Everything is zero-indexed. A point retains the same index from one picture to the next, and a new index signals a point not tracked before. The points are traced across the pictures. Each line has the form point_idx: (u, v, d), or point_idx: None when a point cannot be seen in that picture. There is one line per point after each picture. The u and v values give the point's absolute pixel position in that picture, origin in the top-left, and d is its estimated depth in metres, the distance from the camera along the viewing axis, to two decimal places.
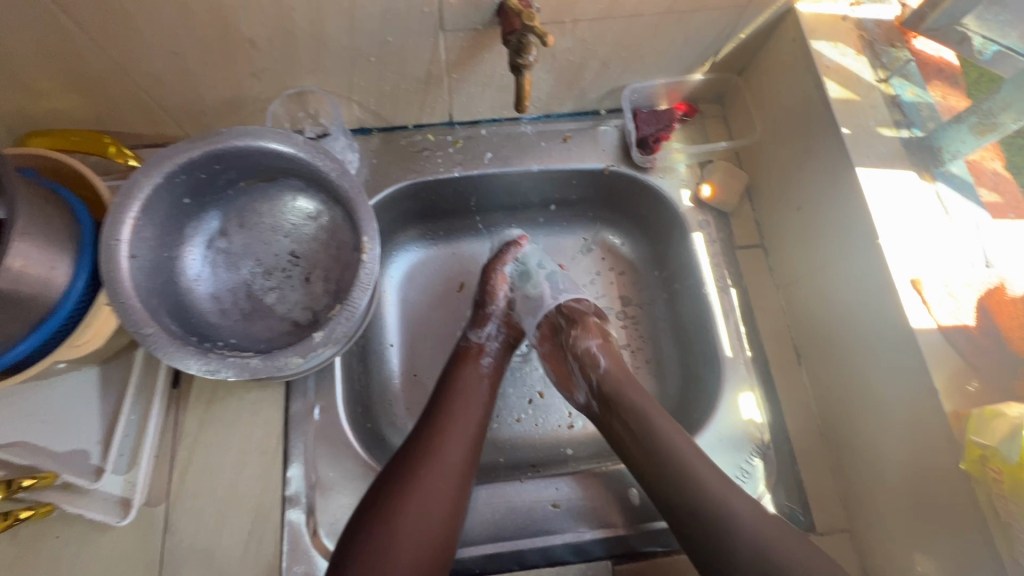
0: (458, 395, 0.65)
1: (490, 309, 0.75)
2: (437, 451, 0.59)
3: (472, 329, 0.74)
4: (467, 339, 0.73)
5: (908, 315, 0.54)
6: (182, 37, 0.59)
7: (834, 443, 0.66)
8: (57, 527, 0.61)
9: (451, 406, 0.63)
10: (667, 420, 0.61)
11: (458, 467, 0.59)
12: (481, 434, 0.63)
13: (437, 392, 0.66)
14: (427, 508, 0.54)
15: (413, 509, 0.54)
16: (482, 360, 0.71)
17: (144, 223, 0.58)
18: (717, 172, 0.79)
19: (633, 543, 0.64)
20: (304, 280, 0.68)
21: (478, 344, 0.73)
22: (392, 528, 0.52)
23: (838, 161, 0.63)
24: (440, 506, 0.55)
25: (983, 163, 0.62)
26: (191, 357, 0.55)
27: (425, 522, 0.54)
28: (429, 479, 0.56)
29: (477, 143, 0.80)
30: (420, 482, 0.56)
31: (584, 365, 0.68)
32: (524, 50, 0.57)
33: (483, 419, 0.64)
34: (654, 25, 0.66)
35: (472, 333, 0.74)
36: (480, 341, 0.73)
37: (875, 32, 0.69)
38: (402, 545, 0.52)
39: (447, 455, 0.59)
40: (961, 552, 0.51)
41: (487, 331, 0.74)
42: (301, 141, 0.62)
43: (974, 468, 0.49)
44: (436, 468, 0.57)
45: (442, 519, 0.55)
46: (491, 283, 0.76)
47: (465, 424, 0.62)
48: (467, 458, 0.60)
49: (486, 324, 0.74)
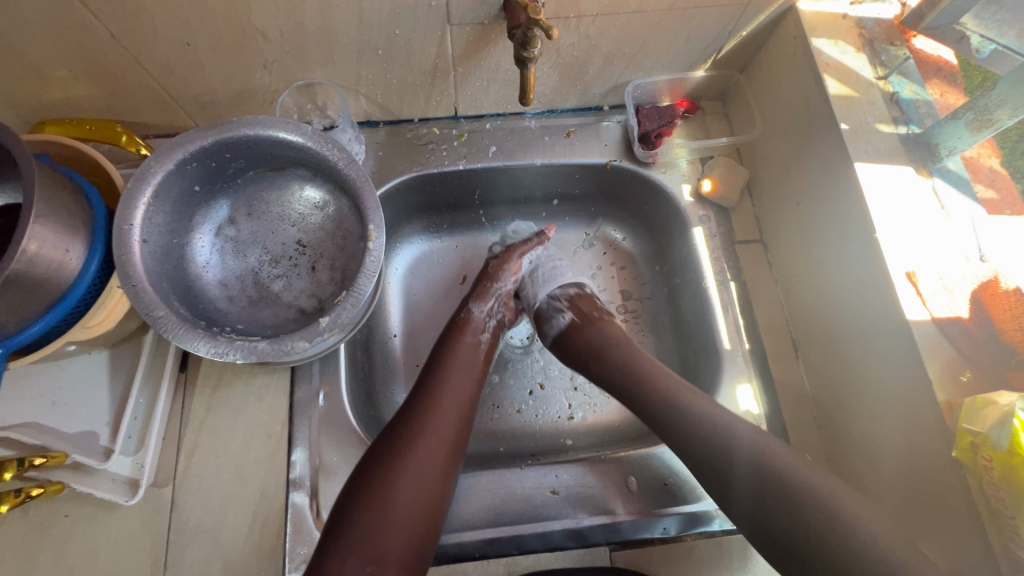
0: (454, 365, 0.66)
1: (494, 286, 0.76)
2: (431, 417, 0.59)
3: (475, 302, 0.74)
4: (468, 311, 0.73)
5: (903, 307, 0.55)
6: (195, 28, 0.60)
7: (830, 434, 0.67)
8: (66, 506, 0.62)
9: (445, 376, 0.64)
10: (669, 391, 0.61)
11: (452, 434, 0.60)
12: (474, 404, 0.64)
13: (431, 362, 0.67)
14: (422, 473, 0.55)
15: (409, 475, 0.55)
16: (481, 334, 0.71)
17: (155, 209, 0.59)
18: (718, 167, 0.80)
19: (630, 531, 0.65)
20: (310, 268, 0.69)
21: (479, 318, 0.73)
22: (389, 493, 0.53)
23: (837, 156, 0.64)
24: (435, 471, 0.56)
25: (980, 160, 0.63)
26: (200, 340, 0.56)
27: (420, 486, 0.55)
28: (425, 445, 0.57)
29: (481, 137, 0.82)
30: (416, 447, 0.57)
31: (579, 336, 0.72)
32: (529, 44, 0.58)
33: (476, 388, 0.65)
34: (658, 21, 0.67)
35: (475, 306, 0.74)
36: (481, 317, 0.73)
37: (875, 30, 0.70)
38: (398, 508, 0.53)
39: (442, 422, 0.60)
40: (952, 539, 0.51)
41: (489, 307, 0.74)
42: (310, 130, 0.64)
43: (965, 456, 0.49)
44: (431, 434, 0.58)
45: (437, 484, 0.56)
46: (505, 265, 0.78)
47: (459, 392, 0.63)
48: (460, 426, 0.61)
49: (488, 300, 0.75)
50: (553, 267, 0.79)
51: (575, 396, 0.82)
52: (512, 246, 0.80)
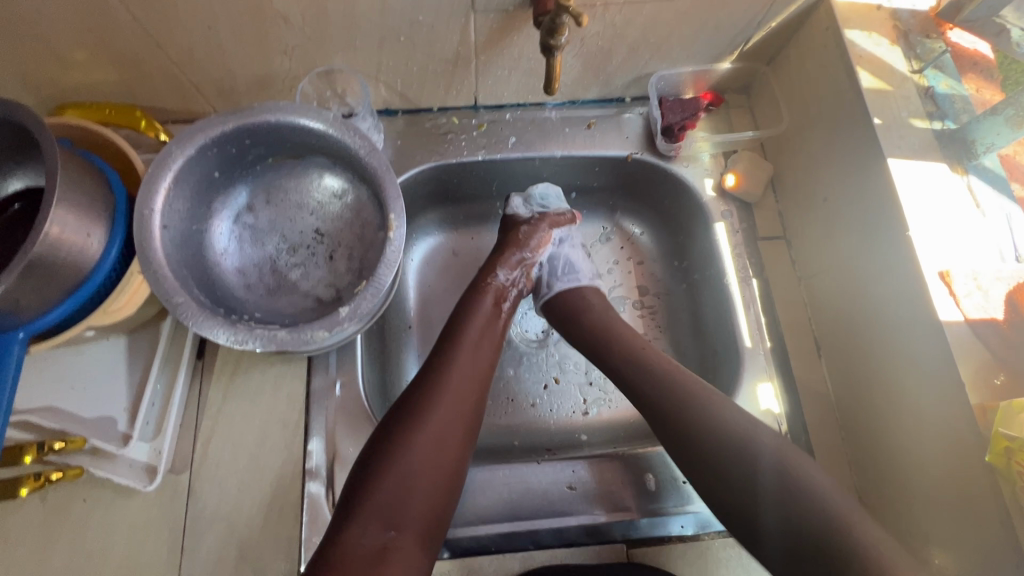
0: (469, 331, 0.65)
1: (522, 255, 0.75)
2: (447, 382, 0.59)
3: (500, 267, 0.74)
4: (494, 276, 0.73)
5: (936, 307, 0.54)
6: (216, 12, 0.59)
7: (852, 436, 0.66)
8: (85, 490, 0.62)
9: (462, 342, 0.63)
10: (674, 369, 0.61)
11: (469, 400, 0.59)
12: (490, 373, 0.63)
13: (448, 327, 0.66)
14: (439, 438, 0.55)
15: (425, 442, 0.54)
16: (503, 304, 0.71)
17: (175, 195, 0.59)
18: (741, 162, 0.79)
19: (647, 530, 0.64)
20: (328, 258, 0.69)
21: (502, 285, 0.72)
22: (406, 457, 0.52)
23: (868, 152, 0.62)
24: (452, 436, 0.56)
25: (1017, 158, 0.61)
26: (219, 327, 0.56)
27: (438, 451, 0.54)
28: (442, 409, 0.57)
29: (501, 127, 0.80)
30: (432, 412, 0.56)
31: (575, 298, 0.74)
32: (556, 31, 0.56)
33: (493, 356, 0.65)
34: (686, 10, 0.66)
35: (500, 272, 0.73)
36: (506, 285, 0.73)
37: (910, 22, 0.68)
38: (415, 473, 0.52)
39: (457, 387, 0.59)
40: (982, 545, 0.50)
41: (513, 276, 0.74)
42: (332, 117, 0.63)
43: (999, 461, 0.48)
44: (447, 398, 0.57)
45: (454, 450, 0.56)
46: (537, 235, 0.76)
47: (476, 359, 0.62)
48: (478, 391, 0.60)
49: (517, 268, 0.75)
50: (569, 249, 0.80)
51: (591, 392, 0.81)
52: (546, 214, 0.79)
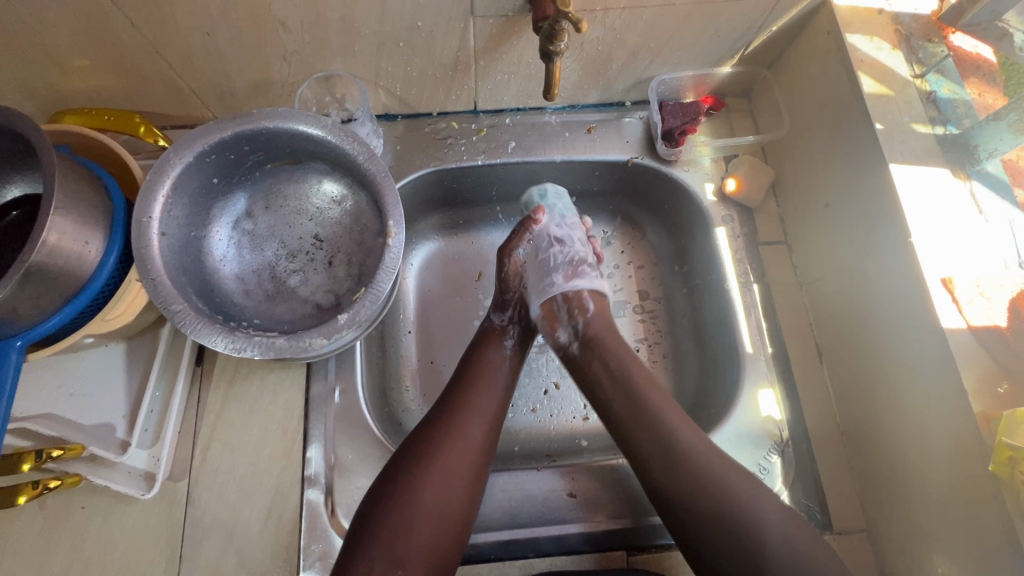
0: (481, 370, 0.65)
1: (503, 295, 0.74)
2: (459, 422, 0.59)
3: (494, 312, 0.74)
4: (489, 321, 0.73)
5: (938, 314, 0.54)
6: (215, 18, 0.59)
7: (854, 442, 0.65)
8: (83, 497, 0.62)
9: (476, 381, 0.64)
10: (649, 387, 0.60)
11: (481, 440, 0.59)
12: (503, 412, 0.63)
13: (462, 365, 0.67)
14: (448, 479, 0.55)
15: (435, 480, 0.54)
16: (504, 341, 0.70)
17: (174, 202, 0.59)
18: (742, 165, 0.78)
19: (647, 536, 0.64)
20: (326, 263, 0.69)
21: (500, 325, 0.72)
22: (415, 496, 0.53)
23: (870, 157, 0.62)
24: (462, 477, 0.56)
25: (1019, 163, 0.61)
26: (218, 335, 0.55)
27: (447, 492, 0.54)
28: (452, 450, 0.57)
29: (500, 132, 0.80)
30: (444, 453, 0.56)
31: (570, 309, 0.70)
32: (556, 37, 0.56)
33: (506, 393, 0.65)
34: (686, 15, 0.66)
35: (494, 315, 0.74)
36: (502, 324, 0.72)
37: (912, 26, 0.67)
38: (424, 513, 0.53)
39: (469, 427, 0.59)
40: (985, 555, 0.50)
41: (508, 315, 0.73)
42: (330, 123, 0.63)
43: (1002, 470, 0.48)
44: (459, 439, 0.58)
45: (464, 490, 0.56)
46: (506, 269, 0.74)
47: (489, 399, 0.62)
48: (489, 429, 0.61)
49: (508, 308, 0.74)
50: (553, 251, 0.75)
51: None
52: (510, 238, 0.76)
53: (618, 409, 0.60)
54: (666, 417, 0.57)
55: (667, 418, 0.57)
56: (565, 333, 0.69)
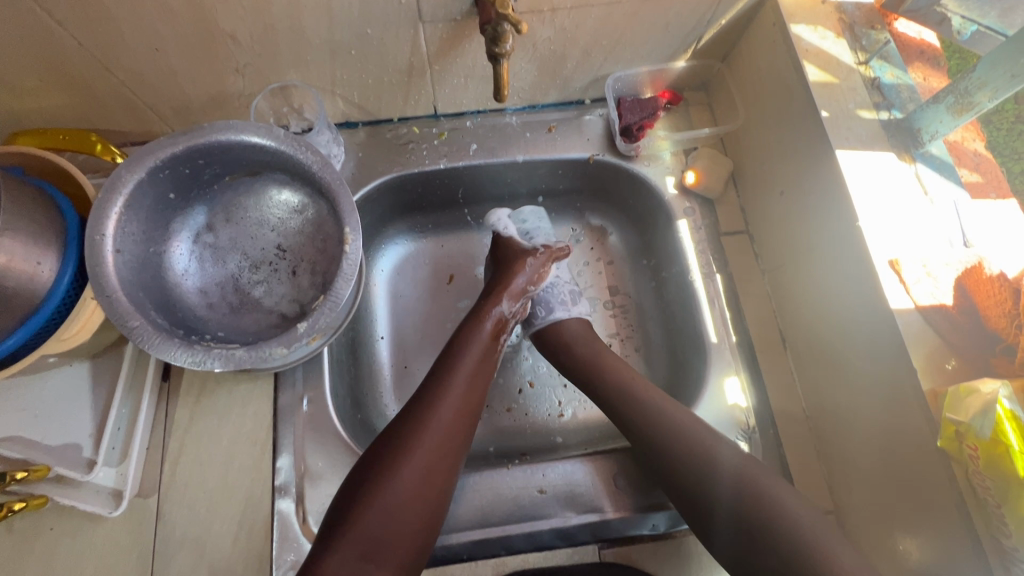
0: (464, 361, 0.64)
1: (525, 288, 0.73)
2: (437, 415, 0.59)
3: (505, 299, 0.71)
4: (496, 307, 0.70)
5: (886, 296, 0.55)
6: (162, 34, 0.59)
7: (818, 425, 0.66)
8: (51, 519, 0.62)
9: (457, 372, 0.63)
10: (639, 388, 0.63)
11: (456, 433, 0.59)
12: (480, 404, 0.63)
13: (444, 354, 0.65)
14: (424, 473, 0.55)
15: (408, 477, 0.54)
16: (502, 337, 0.70)
17: (128, 219, 0.59)
18: (701, 158, 0.79)
19: (621, 527, 0.65)
20: (291, 273, 0.69)
21: (503, 318, 0.70)
22: (387, 492, 0.53)
23: (818, 145, 0.63)
24: (437, 471, 0.56)
25: (964, 144, 0.63)
26: (177, 349, 0.56)
27: (421, 484, 0.55)
28: (428, 444, 0.57)
29: (462, 135, 0.81)
30: (421, 447, 0.56)
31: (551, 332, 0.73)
32: (500, 39, 0.57)
33: (484, 386, 0.64)
34: (634, 12, 0.66)
35: (503, 303, 0.71)
36: (506, 317, 0.71)
37: (855, 14, 0.69)
38: (398, 506, 0.53)
39: (445, 422, 0.59)
40: (941, 530, 0.51)
41: (515, 309, 0.72)
42: (282, 134, 0.63)
43: (950, 445, 0.49)
44: (434, 432, 0.57)
45: (438, 484, 0.56)
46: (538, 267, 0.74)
47: (468, 391, 0.62)
48: (465, 422, 0.60)
49: (520, 299, 0.72)
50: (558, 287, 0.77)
51: (565, 394, 0.81)
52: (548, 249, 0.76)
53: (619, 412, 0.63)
54: (634, 388, 0.63)
55: (635, 388, 0.64)
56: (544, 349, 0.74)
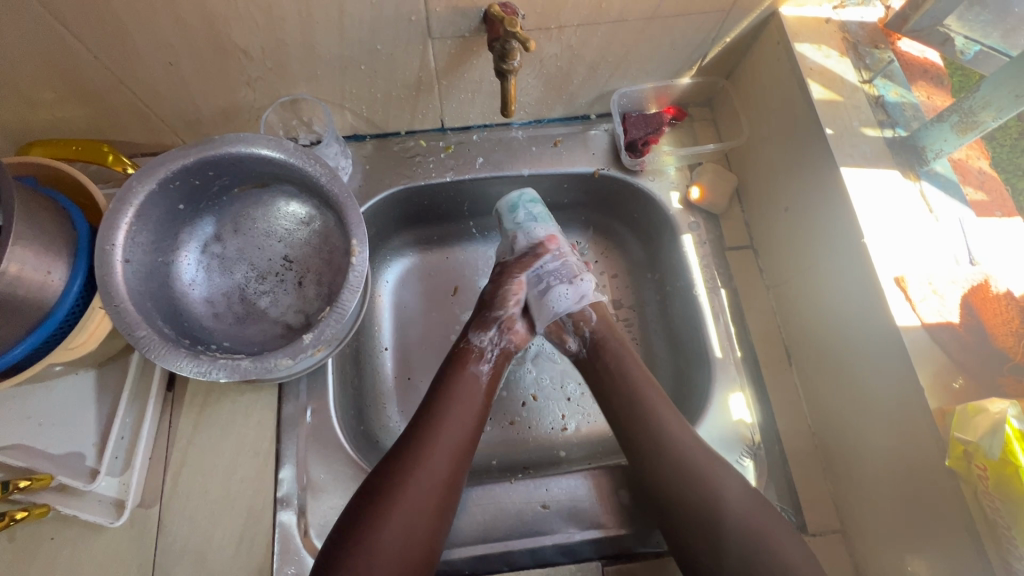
0: (450, 398, 0.63)
1: (498, 311, 0.72)
2: (422, 453, 0.58)
3: (474, 332, 0.71)
4: (468, 341, 0.70)
5: (892, 314, 0.55)
6: (177, 48, 0.60)
7: (825, 443, 0.66)
8: (52, 528, 0.62)
9: (447, 407, 0.62)
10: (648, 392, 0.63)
11: (448, 471, 0.58)
12: (474, 440, 0.62)
13: (431, 394, 0.65)
14: (413, 512, 0.54)
15: (398, 519, 0.53)
16: (482, 363, 0.68)
17: (138, 229, 0.59)
18: (706, 174, 0.80)
19: (627, 544, 0.64)
20: (296, 284, 0.69)
21: (479, 347, 0.69)
22: (376, 535, 0.52)
23: (823, 162, 0.63)
24: (428, 513, 0.55)
25: (968, 162, 0.63)
26: (183, 359, 0.56)
27: (412, 526, 0.54)
28: (417, 481, 0.56)
29: (469, 149, 0.82)
30: (407, 487, 0.55)
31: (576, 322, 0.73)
32: (508, 56, 0.59)
33: (477, 422, 0.63)
34: (640, 30, 0.67)
35: (476, 335, 0.71)
36: (482, 345, 0.70)
37: (859, 34, 0.70)
38: (387, 551, 0.52)
39: (436, 460, 0.58)
40: (951, 551, 0.50)
41: (490, 335, 0.71)
42: (292, 147, 0.64)
43: (959, 465, 0.49)
44: (424, 472, 0.57)
45: (426, 527, 0.55)
46: (506, 287, 0.74)
47: (458, 427, 0.61)
48: (457, 459, 0.59)
49: (490, 327, 0.71)
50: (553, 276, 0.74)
51: (569, 406, 0.81)
52: (511, 263, 0.76)
53: (621, 415, 0.63)
54: (631, 372, 0.66)
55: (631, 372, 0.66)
56: (575, 344, 0.72)
